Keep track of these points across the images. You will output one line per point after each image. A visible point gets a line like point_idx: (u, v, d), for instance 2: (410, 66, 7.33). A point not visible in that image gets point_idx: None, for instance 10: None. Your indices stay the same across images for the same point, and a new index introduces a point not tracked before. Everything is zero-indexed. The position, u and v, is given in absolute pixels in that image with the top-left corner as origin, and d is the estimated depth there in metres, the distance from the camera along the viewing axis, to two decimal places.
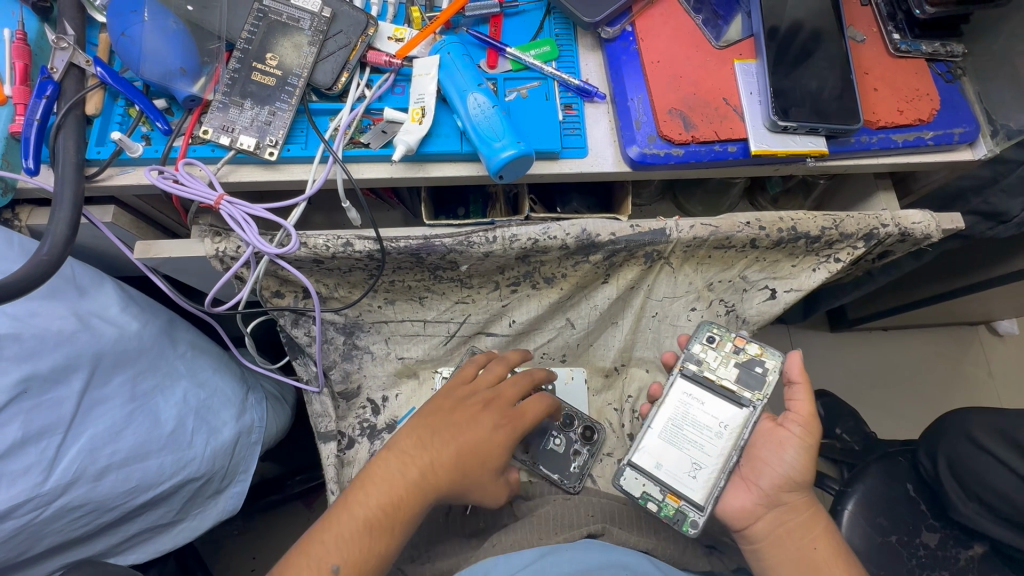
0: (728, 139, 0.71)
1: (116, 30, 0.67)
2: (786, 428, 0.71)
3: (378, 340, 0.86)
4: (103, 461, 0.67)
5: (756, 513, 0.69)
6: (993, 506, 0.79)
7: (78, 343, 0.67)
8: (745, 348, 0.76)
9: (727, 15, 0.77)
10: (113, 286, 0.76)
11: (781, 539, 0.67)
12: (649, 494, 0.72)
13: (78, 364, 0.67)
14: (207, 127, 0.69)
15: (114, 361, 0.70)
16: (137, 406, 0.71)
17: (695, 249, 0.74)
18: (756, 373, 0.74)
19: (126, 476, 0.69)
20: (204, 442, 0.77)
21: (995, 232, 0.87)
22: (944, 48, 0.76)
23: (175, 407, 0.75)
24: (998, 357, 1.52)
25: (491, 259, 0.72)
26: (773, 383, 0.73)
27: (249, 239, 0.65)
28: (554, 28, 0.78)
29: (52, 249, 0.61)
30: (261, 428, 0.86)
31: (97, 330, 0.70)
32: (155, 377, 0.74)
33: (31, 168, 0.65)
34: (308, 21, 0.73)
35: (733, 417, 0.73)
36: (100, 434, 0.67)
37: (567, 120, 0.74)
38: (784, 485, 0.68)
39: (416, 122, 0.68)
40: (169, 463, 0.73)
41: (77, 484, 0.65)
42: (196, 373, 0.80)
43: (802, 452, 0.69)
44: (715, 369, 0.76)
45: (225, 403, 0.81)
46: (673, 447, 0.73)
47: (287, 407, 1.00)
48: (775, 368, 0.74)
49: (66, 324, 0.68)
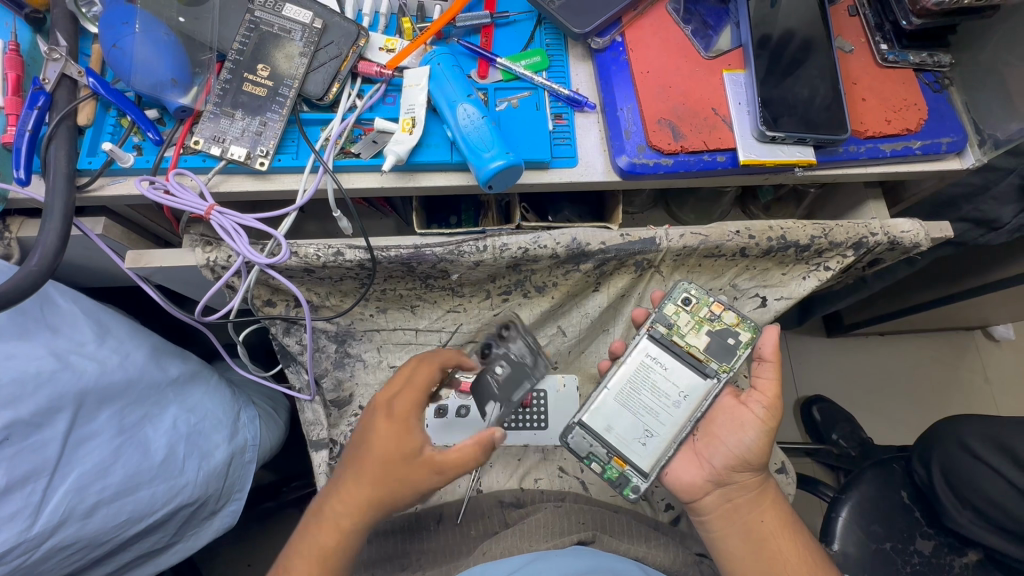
0: (716, 148, 0.71)
1: (109, 42, 0.68)
2: (749, 408, 0.70)
3: (370, 348, 0.86)
4: (91, 499, 0.67)
5: (705, 488, 0.71)
6: (986, 513, 0.79)
7: (59, 383, 0.66)
8: (721, 317, 0.73)
9: (717, 25, 0.78)
10: (88, 321, 0.74)
11: (728, 513, 0.70)
12: (595, 455, 0.72)
13: (61, 405, 0.66)
14: (198, 137, 0.69)
15: (98, 397, 0.69)
16: (125, 439, 0.71)
17: (685, 258, 0.75)
18: (728, 344, 0.72)
19: (117, 509, 0.69)
20: (196, 468, 0.77)
21: (987, 238, 0.87)
22: (931, 58, 0.77)
23: (164, 436, 0.74)
24: (994, 361, 1.52)
25: (482, 267, 0.72)
26: (742, 358, 0.72)
27: (240, 249, 0.66)
28: (544, 38, 0.79)
29: (42, 261, 0.61)
30: (254, 446, 0.88)
31: (78, 366, 0.69)
32: (142, 408, 0.74)
33: (23, 179, 0.65)
34: (299, 32, 0.74)
35: (695, 387, 0.72)
36: (87, 472, 0.67)
37: (558, 129, 0.74)
38: (736, 465, 0.69)
39: (405, 132, 0.69)
40: (161, 492, 0.73)
41: (66, 524, 0.65)
42: (184, 399, 0.80)
43: (761, 434, 0.68)
44: (683, 334, 0.74)
45: (216, 426, 0.81)
46: (626, 411, 0.72)
47: (280, 423, 0.99)
48: (747, 343, 0.72)
49: (44, 365, 0.66)
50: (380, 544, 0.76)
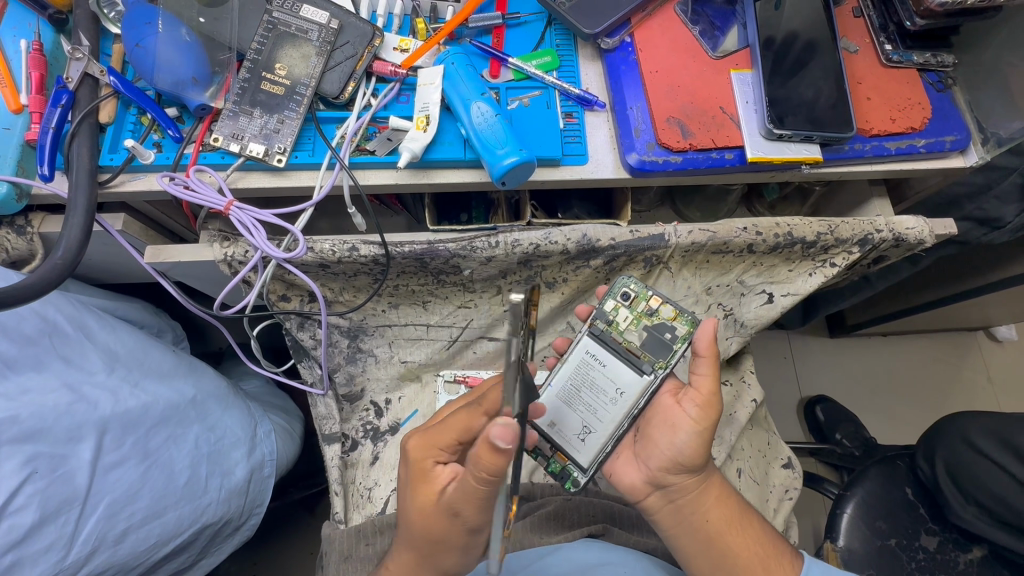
0: (725, 146, 0.73)
1: (132, 41, 0.69)
2: (682, 408, 0.68)
3: (381, 344, 0.88)
4: (122, 524, 0.68)
5: (645, 490, 0.70)
6: (990, 508, 0.80)
7: (77, 415, 0.67)
8: (657, 309, 0.72)
9: (724, 26, 0.79)
10: (95, 350, 0.74)
11: (673, 514, 0.68)
12: (539, 450, 0.72)
13: (83, 433, 0.67)
14: (218, 134, 0.71)
15: (121, 425, 0.70)
16: (151, 463, 0.72)
17: (693, 254, 0.76)
18: (665, 340, 0.71)
19: (147, 533, 0.71)
20: (219, 486, 0.79)
21: (990, 237, 0.89)
22: (935, 58, 0.79)
23: (188, 456, 0.76)
24: (997, 361, 1.53)
25: (494, 263, 0.73)
26: (679, 354, 0.70)
27: (257, 243, 0.67)
28: (555, 39, 0.81)
29: (65, 254, 0.62)
30: (272, 461, 0.90)
31: (93, 398, 0.69)
32: (167, 429, 0.75)
33: (47, 175, 0.67)
34: (316, 32, 0.75)
35: (631, 383, 0.70)
36: (117, 499, 0.68)
37: (568, 128, 0.76)
38: (668, 467, 0.67)
39: (420, 130, 0.70)
40: (187, 513, 0.75)
41: (99, 551, 0.66)
42: (205, 418, 0.81)
43: (694, 436, 0.66)
44: (623, 330, 0.72)
45: (235, 443, 0.83)
46: (567, 408, 0.71)
47: (296, 440, 1.01)
48: (684, 337, 0.71)
49: (61, 399, 0.66)
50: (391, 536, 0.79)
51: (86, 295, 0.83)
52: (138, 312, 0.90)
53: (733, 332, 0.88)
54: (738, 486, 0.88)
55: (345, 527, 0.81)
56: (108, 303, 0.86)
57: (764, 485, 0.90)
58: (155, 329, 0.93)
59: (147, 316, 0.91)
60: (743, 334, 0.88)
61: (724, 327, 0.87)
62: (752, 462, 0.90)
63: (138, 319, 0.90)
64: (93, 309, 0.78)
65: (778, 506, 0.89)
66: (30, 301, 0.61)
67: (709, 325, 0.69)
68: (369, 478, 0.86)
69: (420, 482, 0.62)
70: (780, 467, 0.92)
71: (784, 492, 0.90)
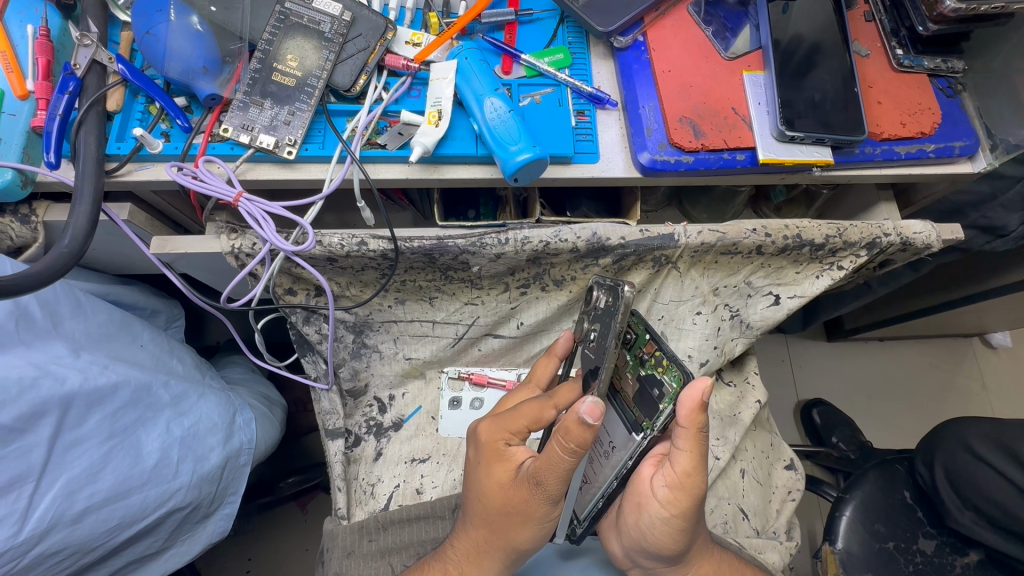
0: (736, 147, 0.73)
1: (142, 28, 0.68)
2: (655, 485, 0.65)
3: (386, 339, 0.87)
4: (81, 505, 0.67)
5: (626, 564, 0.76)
6: (987, 513, 0.80)
7: (42, 390, 0.66)
8: (653, 356, 0.57)
9: (736, 27, 0.79)
10: (60, 338, 0.72)
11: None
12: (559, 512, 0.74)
13: (46, 408, 0.66)
14: (227, 125, 0.70)
15: (85, 403, 0.70)
16: (117, 443, 0.71)
17: (702, 254, 0.75)
18: (653, 396, 0.57)
19: (107, 515, 0.70)
20: (190, 471, 0.77)
21: (993, 246, 0.91)
22: (945, 64, 0.79)
23: (158, 440, 0.75)
24: (992, 368, 1.54)
25: (503, 260, 0.73)
26: (666, 416, 0.55)
27: (267, 236, 0.66)
28: (567, 36, 0.81)
29: (71, 243, 0.62)
30: (249, 450, 0.88)
31: (59, 374, 0.68)
32: (136, 411, 0.74)
33: (53, 162, 0.66)
34: (328, 24, 0.75)
35: (622, 441, 0.60)
36: (77, 477, 0.67)
37: (580, 126, 0.75)
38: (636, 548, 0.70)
39: (432, 124, 0.70)
40: (153, 496, 0.74)
41: (54, 529, 0.66)
42: (179, 403, 0.80)
43: (657, 521, 0.64)
44: (620, 372, 0.62)
45: (211, 429, 0.82)
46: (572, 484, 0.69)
47: (276, 427, 1.00)
48: (671, 397, 0.55)
49: (25, 372, 0.66)
50: (392, 533, 0.80)
51: (77, 281, 0.81)
52: (140, 296, 0.91)
53: (739, 333, 0.88)
54: (742, 487, 0.88)
55: (348, 523, 0.80)
56: (101, 289, 0.84)
57: (767, 486, 0.90)
58: (149, 310, 0.93)
59: (141, 298, 0.91)
60: (748, 335, 0.88)
61: (730, 329, 0.87)
62: (755, 463, 0.91)
63: (131, 302, 0.90)
64: (73, 291, 0.76)
65: (780, 507, 0.89)
66: (37, 289, 0.60)
67: (703, 385, 0.53)
68: (372, 474, 0.85)
69: (496, 462, 0.64)
70: (783, 468, 0.92)
71: (787, 493, 0.90)
